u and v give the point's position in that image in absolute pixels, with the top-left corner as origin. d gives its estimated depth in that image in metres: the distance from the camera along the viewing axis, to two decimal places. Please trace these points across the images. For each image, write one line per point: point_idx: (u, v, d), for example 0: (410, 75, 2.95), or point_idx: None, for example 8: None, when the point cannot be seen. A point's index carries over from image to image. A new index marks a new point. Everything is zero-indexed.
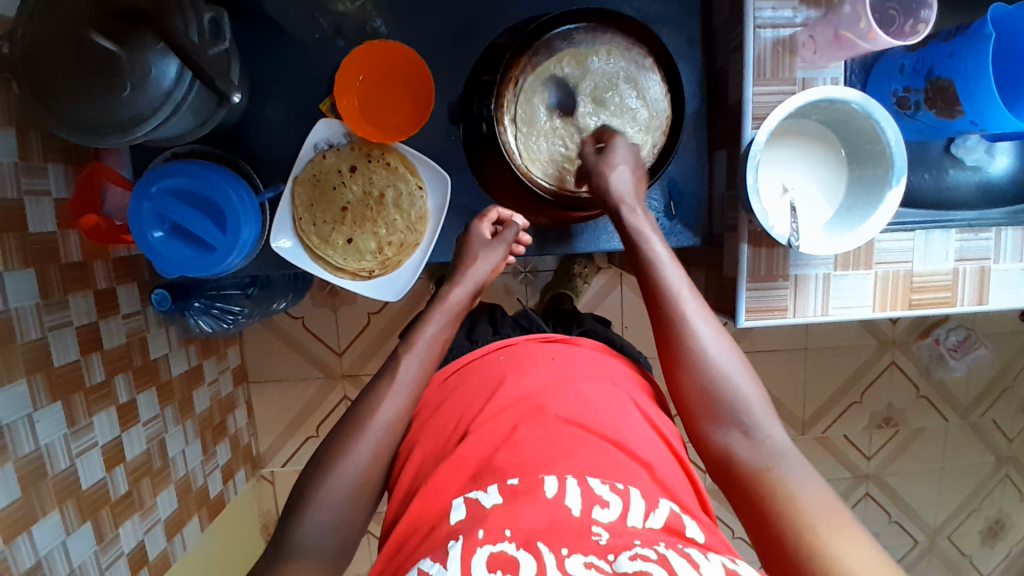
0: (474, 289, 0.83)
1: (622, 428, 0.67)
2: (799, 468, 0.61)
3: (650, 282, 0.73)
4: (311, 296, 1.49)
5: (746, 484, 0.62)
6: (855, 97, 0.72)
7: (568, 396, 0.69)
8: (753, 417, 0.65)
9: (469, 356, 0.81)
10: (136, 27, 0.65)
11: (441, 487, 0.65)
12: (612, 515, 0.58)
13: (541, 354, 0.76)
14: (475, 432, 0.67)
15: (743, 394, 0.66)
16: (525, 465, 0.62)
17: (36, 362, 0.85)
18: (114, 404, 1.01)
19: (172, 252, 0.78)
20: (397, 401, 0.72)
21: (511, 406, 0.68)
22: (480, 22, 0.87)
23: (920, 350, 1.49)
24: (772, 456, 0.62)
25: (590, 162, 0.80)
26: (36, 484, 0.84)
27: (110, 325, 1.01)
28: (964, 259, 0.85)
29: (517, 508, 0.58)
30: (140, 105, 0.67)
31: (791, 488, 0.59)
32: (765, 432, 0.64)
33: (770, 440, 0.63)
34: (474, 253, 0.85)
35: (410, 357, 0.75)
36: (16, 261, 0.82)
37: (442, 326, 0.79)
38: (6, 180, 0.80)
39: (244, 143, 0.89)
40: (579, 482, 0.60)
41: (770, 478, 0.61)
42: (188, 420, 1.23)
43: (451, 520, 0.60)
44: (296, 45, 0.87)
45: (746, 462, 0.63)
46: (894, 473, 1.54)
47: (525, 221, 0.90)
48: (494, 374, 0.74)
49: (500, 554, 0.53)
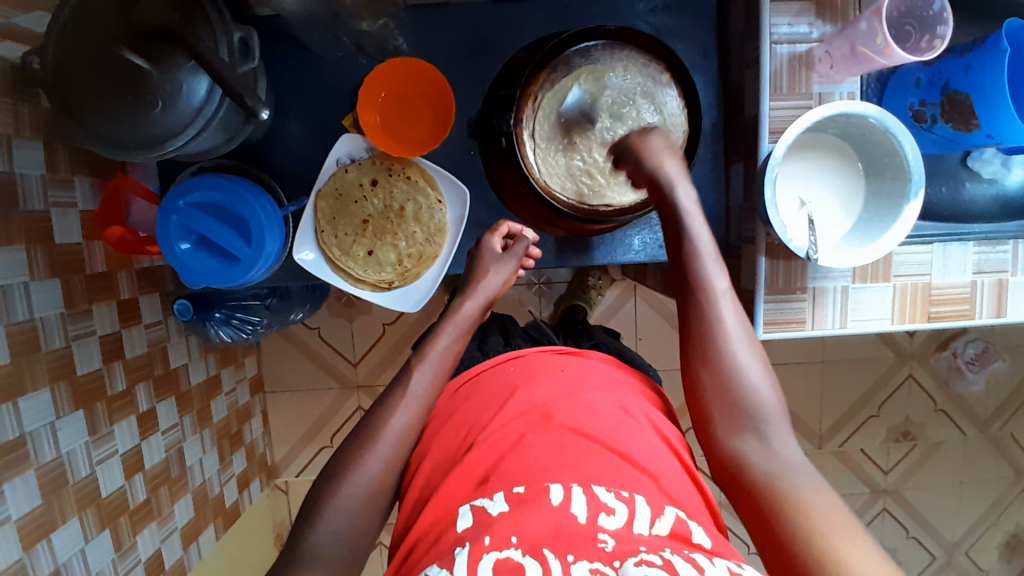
0: (485, 304, 0.85)
1: (629, 439, 0.67)
2: (814, 485, 0.60)
3: (690, 276, 0.72)
4: (328, 306, 1.51)
5: (757, 495, 0.61)
6: (872, 111, 0.72)
7: (575, 406, 0.70)
8: (771, 428, 0.65)
9: (479, 367, 0.82)
10: (167, 44, 0.67)
11: (450, 493, 0.65)
12: (618, 522, 0.58)
13: (550, 365, 0.77)
14: (483, 441, 0.67)
15: (766, 407, 0.66)
16: (531, 473, 0.62)
17: (60, 371, 0.87)
18: (134, 412, 1.02)
19: (198, 263, 0.80)
20: (409, 413, 0.73)
21: (520, 416, 0.69)
22: (499, 39, 0.89)
23: (938, 362, 1.48)
24: (781, 466, 0.62)
25: (632, 143, 0.79)
26: (57, 492, 0.85)
27: (132, 335, 1.03)
28: (983, 271, 0.85)
29: (523, 515, 0.58)
30: (170, 122, 0.69)
31: (806, 501, 0.58)
32: (782, 447, 0.64)
33: (783, 452, 0.63)
34: (486, 267, 0.86)
35: (422, 367, 0.77)
36: (42, 271, 0.84)
37: (454, 338, 0.80)
38: (34, 191, 0.82)
39: (267, 157, 0.91)
40: (585, 490, 0.60)
41: (785, 491, 0.60)
42: (206, 428, 1.25)
43: (458, 527, 0.61)
44: (319, 61, 0.88)
45: (761, 472, 0.62)
46: (911, 487, 1.52)
47: (536, 235, 0.91)
48: (504, 385, 0.75)
49: (506, 561, 0.54)
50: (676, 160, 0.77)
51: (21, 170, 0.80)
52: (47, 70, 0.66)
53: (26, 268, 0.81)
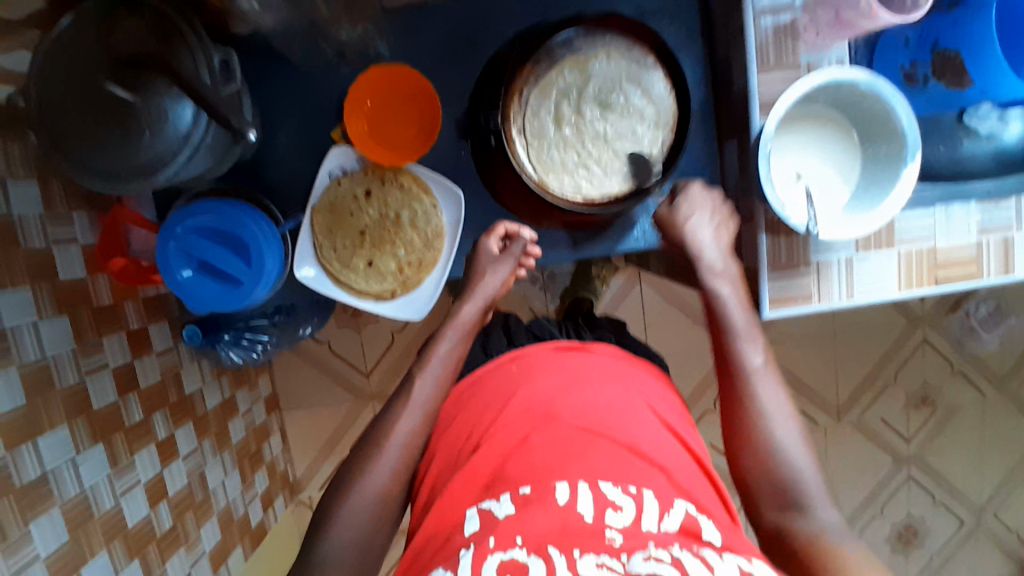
0: (483, 305, 0.87)
1: (634, 433, 0.68)
2: (851, 544, 0.64)
3: (727, 356, 0.78)
4: (335, 319, 1.51)
5: (800, 555, 0.65)
6: (860, 77, 0.71)
7: (579, 402, 0.70)
8: (810, 494, 0.68)
9: (484, 367, 0.81)
10: (150, 72, 0.68)
11: (456, 497, 0.65)
12: (626, 519, 0.58)
13: (554, 363, 0.77)
14: (488, 442, 0.68)
15: (805, 478, 0.69)
16: (537, 473, 0.63)
17: (76, 407, 0.88)
18: (153, 441, 1.03)
19: (201, 288, 0.81)
20: (413, 419, 0.73)
21: (523, 415, 0.70)
22: (479, 37, 0.88)
23: (951, 324, 1.46)
24: (825, 533, 0.65)
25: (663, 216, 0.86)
26: (83, 526, 0.86)
27: (145, 364, 1.04)
28: (987, 230, 0.84)
29: (528, 516, 0.59)
30: (159, 148, 0.69)
31: (846, 564, 0.61)
32: (824, 511, 0.67)
33: (824, 519, 0.66)
34: (483, 269, 0.88)
35: (423, 376, 0.77)
36: (49, 309, 0.85)
37: (455, 342, 0.81)
38: (33, 231, 0.83)
39: (260, 177, 0.91)
40: (591, 487, 0.61)
41: (824, 548, 0.63)
42: (225, 450, 1.25)
43: (464, 531, 0.61)
44: (302, 77, 0.88)
45: (802, 538, 0.65)
46: (934, 452, 1.51)
47: (532, 232, 0.91)
48: (507, 384, 0.75)
49: (511, 561, 0.54)
50: (708, 222, 0.84)
51: (19, 212, 0.81)
52: (33, 107, 0.66)
53: (32, 308, 0.82)
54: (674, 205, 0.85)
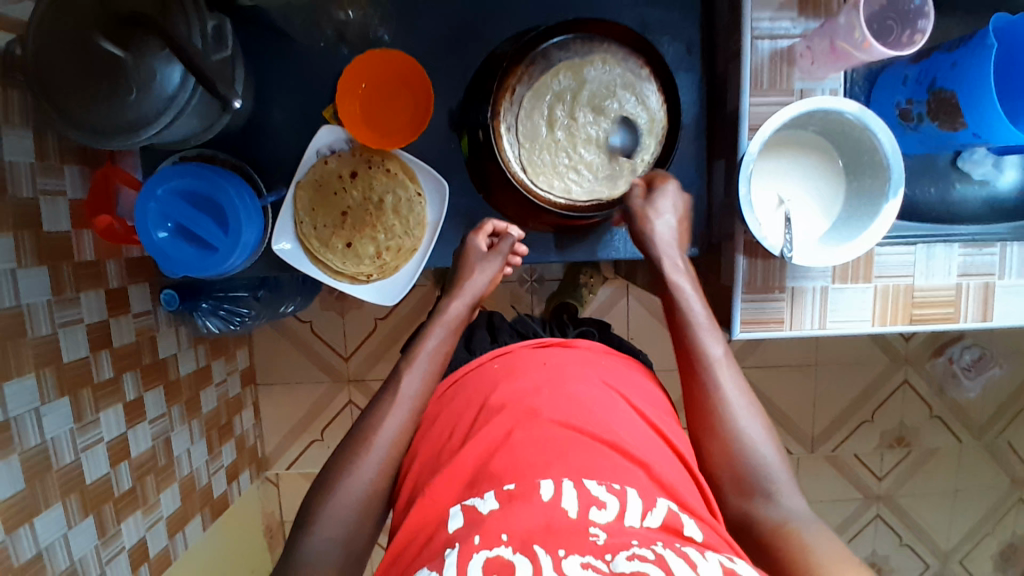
0: (472, 302, 0.85)
1: (617, 428, 0.67)
2: (816, 527, 0.62)
3: (685, 345, 0.75)
4: (320, 299, 1.51)
5: (770, 548, 0.63)
6: (850, 107, 0.70)
7: (557, 400, 0.69)
8: (774, 481, 0.66)
9: (466, 367, 0.81)
10: (141, 31, 0.68)
11: (439, 494, 0.64)
12: (609, 516, 0.58)
13: (535, 361, 0.76)
14: (472, 438, 0.67)
15: (770, 466, 0.67)
16: (521, 470, 0.61)
17: (46, 358, 0.88)
18: (121, 400, 1.03)
19: (177, 251, 0.80)
20: (400, 415, 0.73)
21: (504, 411, 0.68)
22: (480, 31, 0.88)
23: (934, 367, 1.45)
24: (789, 520, 0.64)
25: (636, 207, 0.82)
26: (41, 477, 0.86)
27: (121, 324, 1.04)
28: (968, 274, 0.83)
29: (512, 512, 0.57)
30: (145, 107, 0.69)
31: (810, 548, 0.60)
32: (788, 497, 0.65)
33: (790, 506, 0.65)
34: (471, 266, 0.87)
35: (411, 371, 0.76)
36: (30, 259, 0.85)
37: (442, 339, 0.80)
38: (22, 180, 0.83)
39: (248, 146, 0.91)
40: (576, 484, 0.60)
41: (792, 539, 0.62)
42: (194, 419, 1.25)
43: (448, 528, 0.60)
44: (301, 53, 0.89)
45: (767, 525, 0.64)
46: (905, 494, 1.50)
47: (520, 231, 0.90)
48: (489, 381, 0.74)
49: (496, 559, 0.53)
50: (672, 228, 0.81)
51: (10, 158, 0.81)
52: (26, 59, 0.67)
53: (13, 255, 0.82)
54: (649, 200, 0.82)
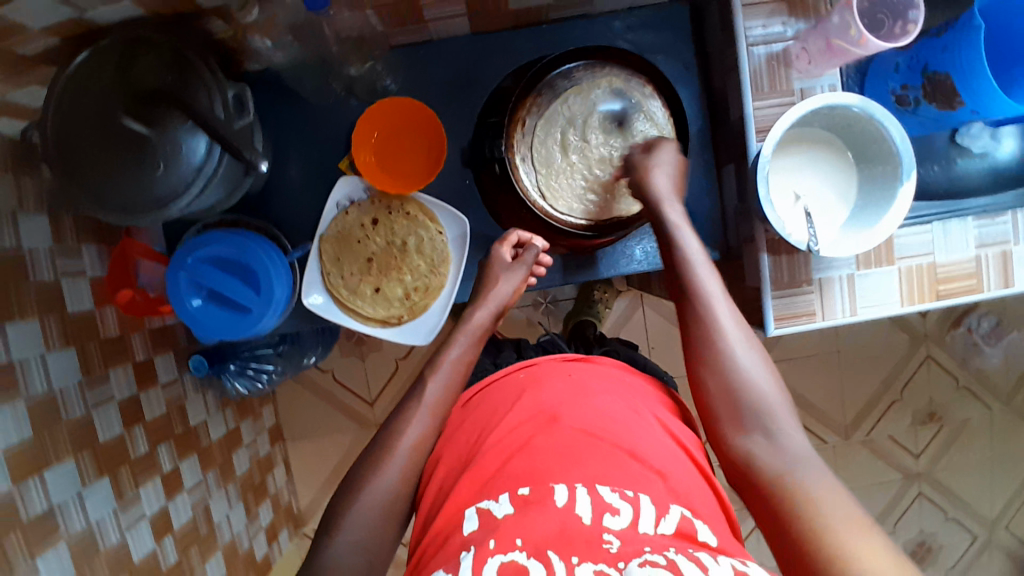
0: (496, 312, 0.85)
1: (636, 438, 0.66)
2: (822, 478, 0.61)
3: (682, 284, 0.75)
4: (340, 347, 1.51)
5: (769, 492, 0.62)
6: (853, 100, 0.73)
7: (580, 409, 0.69)
8: (775, 423, 0.66)
9: (493, 374, 0.81)
10: (163, 108, 0.70)
11: (459, 496, 0.64)
12: (623, 523, 0.57)
13: (559, 370, 0.76)
14: (491, 446, 0.67)
15: (771, 403, 0.67)
16: (537, 474, 0.62)
17: (82, 441, 0.87)
18: (158, 473, 1.02)
19: (210, 317, 0.81)
20: (421, 422, 0.74)
21: (527, 421, 0.69)
22: (481, 70, 0.92)
23: (955, 340, 1.46)
24: (789, 462, 0.63)
25: (635, 159, 0.82)
26: (89, 560, 0.85)
27: (150, 396, 1.04)
28: (985, 245, 0.85)
29: (528, 517, 0.58)
30: (173, 181, 0.71)
31: (811, 493, 0.59)
32: (790, 443, 0.64)
33: (790, 445, 0.64)
34: (495, 276, 0.87)
35: (434, 378, 0.78)
36: (57, 342, 0.85)
37: (465, 348, 0.82)
38: (42, 263, 0.84)
39: (268, 207, 0.92)
40: (590, 491, 0.59)
41: (794, 488, 0.60)
42: (230, 482, 1.24)
43: (464, 531, 0.60)
44: (312, 111, 0.91)
45: (766, 465, 0.63)
46: (944, 469, 1.50)
47: (544, 243, 0.89)
48: (512, 391, 0.75)
49: (511, 564, 0.53)
50: (671, 176, 0.81)
51: (28, 245, 0.81)
52: (47, 140, 0.68)
53: (41, 341, 0.82)
54: (648, 152, 0.82)
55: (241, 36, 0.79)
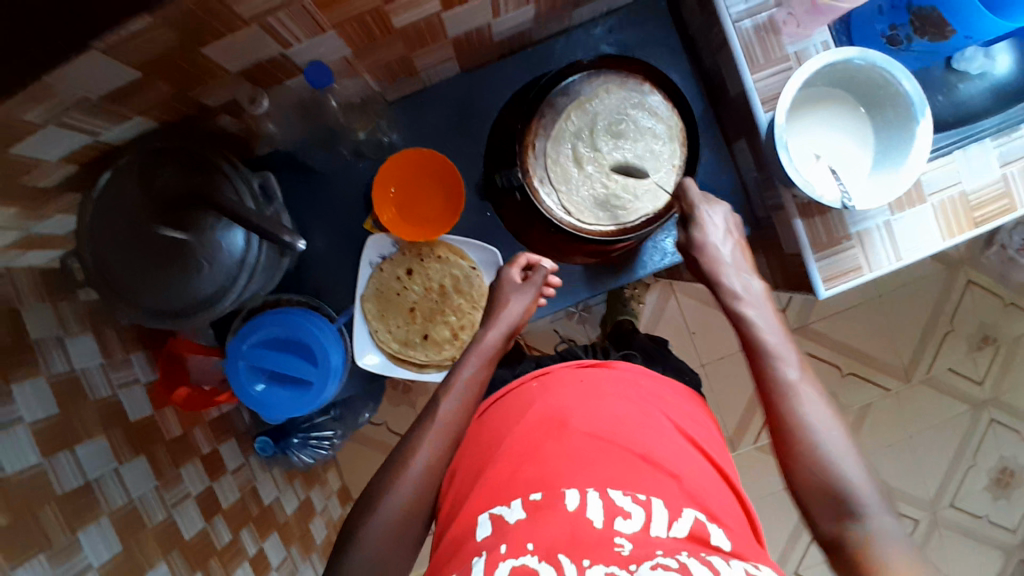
0: (507, 331, 0.84)
1: (648, 440, 0.67)
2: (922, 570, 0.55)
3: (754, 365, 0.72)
4: (388, 398, 1.53)
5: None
6: (852, 53, 0.74)
7: (594, 412, 0.69)
8: (872, 509, 0.60)
9: (508, 388, 0.80)
10: (196, 211, 0.72)
11: (474, 503, 0.64)
12: (634, 526, 0.58)
13: (571, 378, 0.76)
14: (503, 455, 0.67)
15: (860, 485, 0.61)
16: (548, 480, 0.62)
17: (169, 541, 0.85)
18: (245, 558, 1.00)
19: (275, 397, 0.83)
20: (435, 444, 0.72)
21: (539, 424, 0.69)
22: (479, 106, 0.95)
23: (989, 259, 1.44)
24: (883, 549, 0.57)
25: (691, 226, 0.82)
26: None
27: (223, 483, 1.03)
28: (1009, 161, 0.85)
29: (539, 523, 0.58)
30: (219, 276, 0.74)
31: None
32: (888, 530, 0.58)
33: (884, 530, 0.58)
34: (506, 296, 0.86)
35: (447, 400, 0.76)
36: (127, 453, 0.84)
37: (477, 367, 0.80)
38: (97, 382, 0.82)
39: (305, 279, 0.95)
40: (601, 495, 0.60)
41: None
42: (313, 553, 1.22)
43: (476, 537, 0.60)
44: (328, 179, 0.94)
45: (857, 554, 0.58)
46: (1011, 390, 1.48)
47: (553, 263, 0.91)
48: (524, 400, 0.75)
49: (522, 568, 0.54)
50: (734, 244, 0.81)
51: (81, 366, 0.80)
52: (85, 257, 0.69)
53: (112, 455, 0.81)
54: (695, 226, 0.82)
55: (252, 125, 0.82)
